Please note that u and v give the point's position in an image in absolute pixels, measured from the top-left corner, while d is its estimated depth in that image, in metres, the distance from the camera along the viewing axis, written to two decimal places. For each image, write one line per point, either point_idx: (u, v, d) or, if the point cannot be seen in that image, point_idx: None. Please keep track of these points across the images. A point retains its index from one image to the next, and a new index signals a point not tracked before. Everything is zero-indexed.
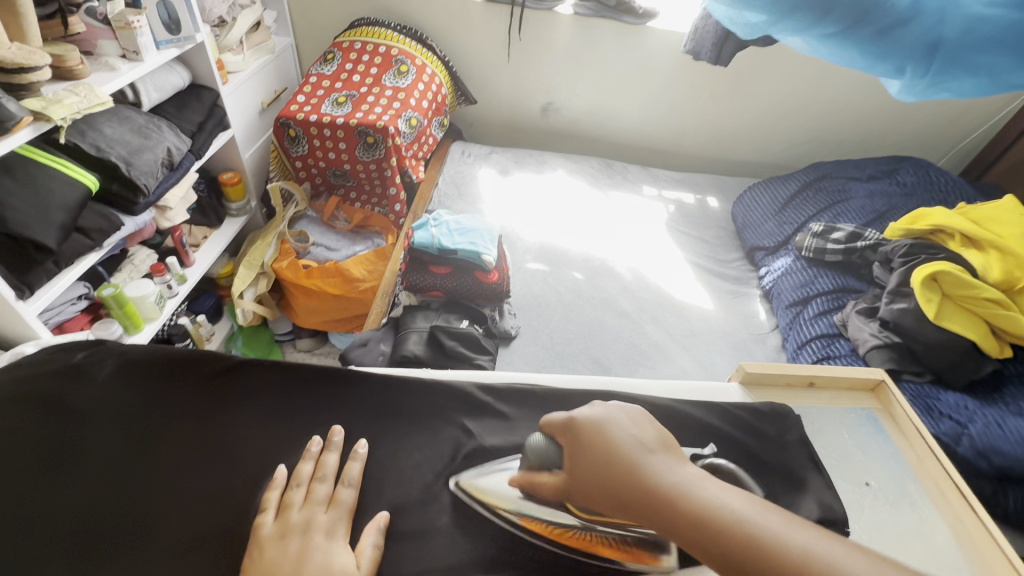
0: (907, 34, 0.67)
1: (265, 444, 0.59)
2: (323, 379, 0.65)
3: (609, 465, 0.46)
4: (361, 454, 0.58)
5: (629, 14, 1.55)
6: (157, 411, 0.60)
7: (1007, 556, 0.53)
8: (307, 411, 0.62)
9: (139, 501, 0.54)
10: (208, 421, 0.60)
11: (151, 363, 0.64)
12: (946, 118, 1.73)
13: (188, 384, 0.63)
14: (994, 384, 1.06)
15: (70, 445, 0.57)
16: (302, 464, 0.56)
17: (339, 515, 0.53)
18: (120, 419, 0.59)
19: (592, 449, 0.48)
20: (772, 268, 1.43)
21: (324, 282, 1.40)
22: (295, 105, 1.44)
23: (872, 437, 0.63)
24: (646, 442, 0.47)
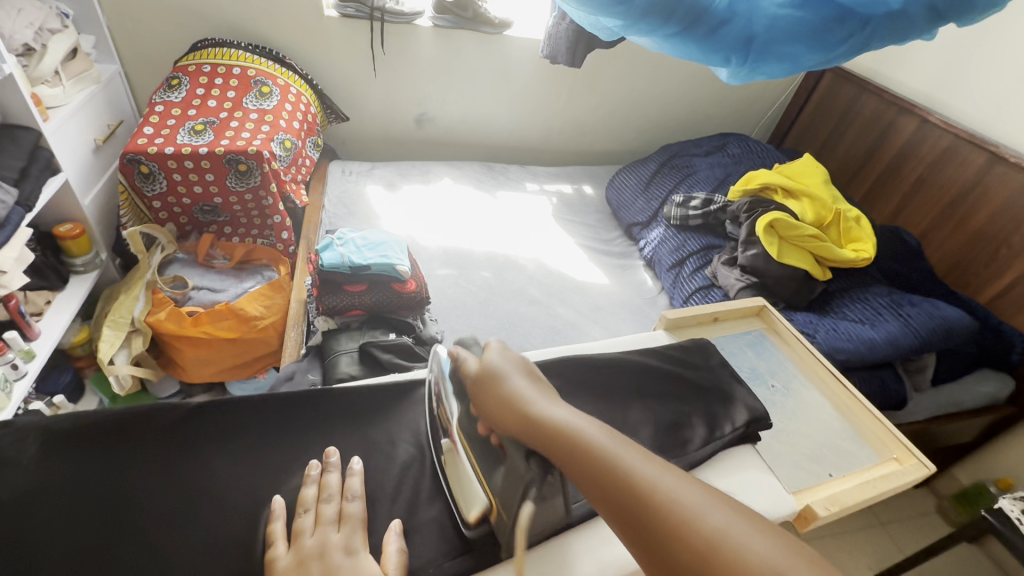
0: (728, 31, 0.84)
1: (254, 478, 0.60)
2: (290, 412, 0.67)
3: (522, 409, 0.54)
4: (357, 468, 0.61)
5: (486, 24, 1.65)
6: (120, 475, 0.58)
7: (871, 412, 0.70)
8: (286, 442, 0.65)
9: (131, 563, 0.52)
10: (183, 471, 0.59)
11: (93, 430, 0.61)
12: (750, 99, 2.12)
13: (145, 443, 0.61)
14: (824, 300, 1.34)
15: (22, 533, 0.53)
16: (306, 489, 0.58)
17: (353, 529, 0.55)
18: (76, 492, 0.56)
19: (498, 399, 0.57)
20: (649, 239, 1.62)
21: (215, 327, 1.27)
22: (142, 138, 1.28)
23: (767, 349, 0.78)
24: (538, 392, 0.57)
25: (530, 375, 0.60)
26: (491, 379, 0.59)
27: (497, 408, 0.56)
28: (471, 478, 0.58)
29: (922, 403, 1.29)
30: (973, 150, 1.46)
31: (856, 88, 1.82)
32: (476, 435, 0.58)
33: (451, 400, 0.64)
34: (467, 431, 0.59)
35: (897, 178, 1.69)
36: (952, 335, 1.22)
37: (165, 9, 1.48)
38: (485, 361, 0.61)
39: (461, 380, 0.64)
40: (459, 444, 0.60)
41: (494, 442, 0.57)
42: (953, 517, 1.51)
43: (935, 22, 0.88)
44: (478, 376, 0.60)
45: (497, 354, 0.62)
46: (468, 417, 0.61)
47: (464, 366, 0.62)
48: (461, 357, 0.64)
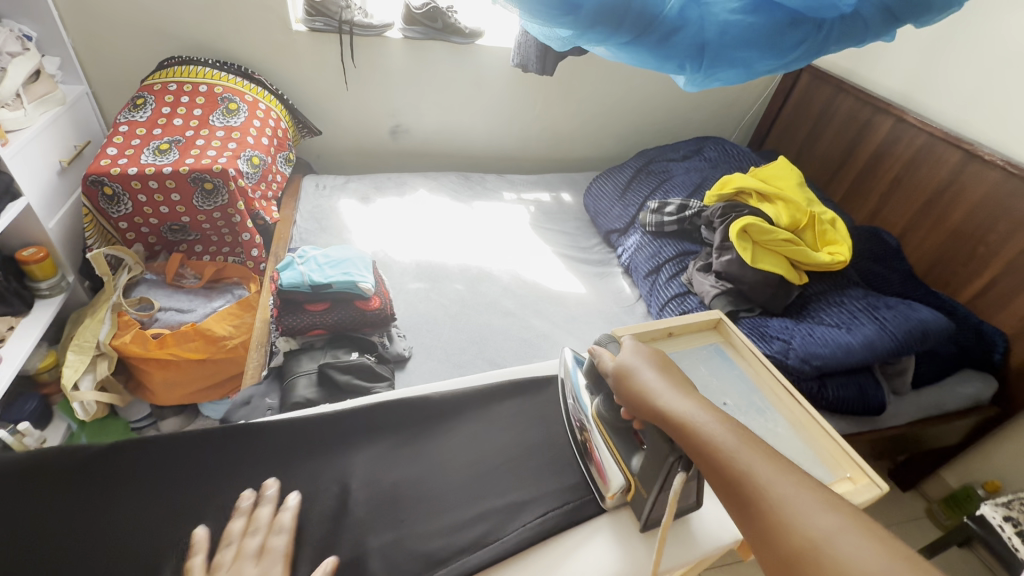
0: (681, 38, 0.83)
1: (187, 510, 0.62)
2: (233, 442, 0.68)
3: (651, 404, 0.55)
4: (291, 503, 0.62)
5: (457, 34, 1.64)
6: (59, 512, 0.60)
7: (826, 428, 0.65)
8: (225, 470, 0.66)
9: None
10: (121, 505, 0.62)
11: (31, 467, 0.63)
12: (729, 101, 2.11)
13: (84, 478, 0.63)
14: (801, 304, 1.32)
15: None
16: (233, 523, 0.60)
17: (273, 561, 0.57)
18: (14, 532, 0.58)
19: (629, 391, 0.58)
20: (626, 246, 1.61)
21: (183, 349, 1.25)
22: (105, 159, 1.27)
23: (721, 365, 0.72)
24: (669, 385, 0.56)
25: (663, 365, 0.59)
26: (624, 372, 0.59)
27: (633, 400, 0.57)
28: (609, 461, 0.64)
29: (902, 407, 1.26)
30: (949, 148, 1.45)
31: (832, 88, 1.81)
32: (616, 423, 0.64)
33: (589, 396, 0.68)
34: (607, 419, 0.64)
35: (875, 178, 1.67)
36: (929, 336, 1.20)
37: (131, 29, 1.47)
38: (619, 356, 0.62)
39: (596, 375, 0.68)
40: (595, 430, 0.66)
41: (637, 430, 0.60)
42: (942, 521, 1.47)
43: (891, 24, 0.87)
44: (615, 369, 0.61)
45: (631, 347, 0.63)
46: (607, 405, 0.65)
47: (601, 362, 0.64)
48: (596, 353, 0.66)
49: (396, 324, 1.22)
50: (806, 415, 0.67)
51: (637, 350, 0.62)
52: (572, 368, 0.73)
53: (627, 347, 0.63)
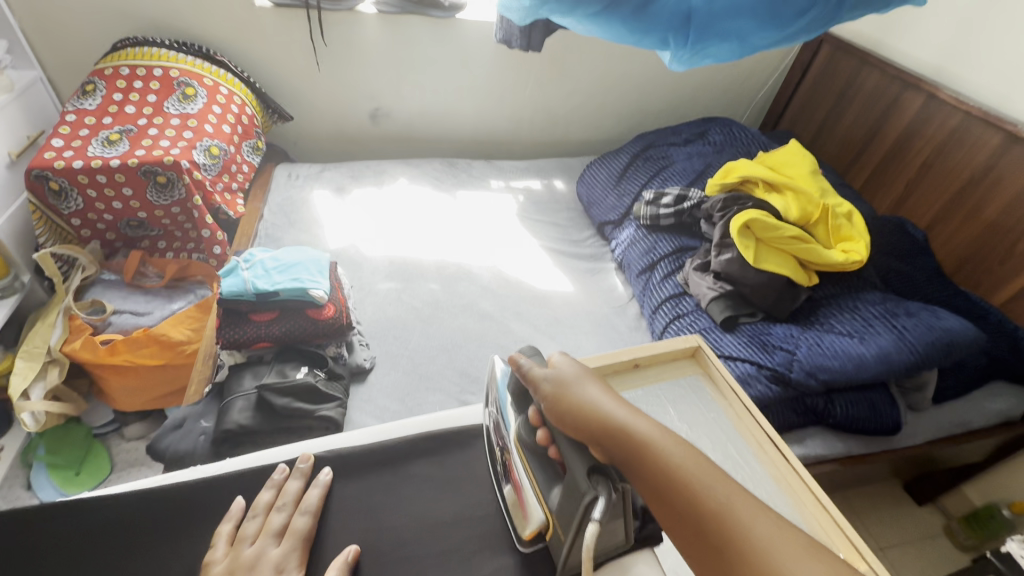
0: (660, 9, 0.70)
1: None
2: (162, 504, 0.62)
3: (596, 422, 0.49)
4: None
5: (435, 8, 1.51)
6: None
7: (814, 491, 0.56)
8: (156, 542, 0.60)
9: None
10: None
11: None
12: (739, 78, 1.93)
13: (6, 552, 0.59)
14: (810, 309, 1.19)
15: None
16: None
17: None
18: None
19: (564, 407, 0.51)
20: (620, 240, 1.48)
21: (136, 355, 1.17)
22: (50, 152, 1.18)
23: (695, 404, 0.65)
24: (615, 402, 0.51)
25: (603, 383, 0.54)
26: (562, 386, 0.53)
27: (569, 418, 0.51)
28: (529, 493, 0.56)
29: (920, 424, 1.14)
30: (987, 129, 1.28)
31: (857, 61, 1.63)
32: (535, 445, 0.55)
33: (513, 416, 0.60)
34: (526, 442, 0.56)
35: (900, 163, 1.50)
36: (955, 349, 1.06)
37: (82, 7, 1.37)
38: (556, 367, 0.55)
39: (523, 390, 0.60)
40: (516, 454, 0.58)
41: (554, 455, 0.53)
42: (963, 542, 1.35)
43: None
44: (553, 382, 0.54)
45: (565, 361, 0.56)
46: (527, 424, 0.57)
47: (533, 373, 0.55)
48: (523, 363, 0.57)
49: (359, 332, 1.12)
50: (791, 471, 0.58)
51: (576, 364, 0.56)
52: (501, 380, 0.63)
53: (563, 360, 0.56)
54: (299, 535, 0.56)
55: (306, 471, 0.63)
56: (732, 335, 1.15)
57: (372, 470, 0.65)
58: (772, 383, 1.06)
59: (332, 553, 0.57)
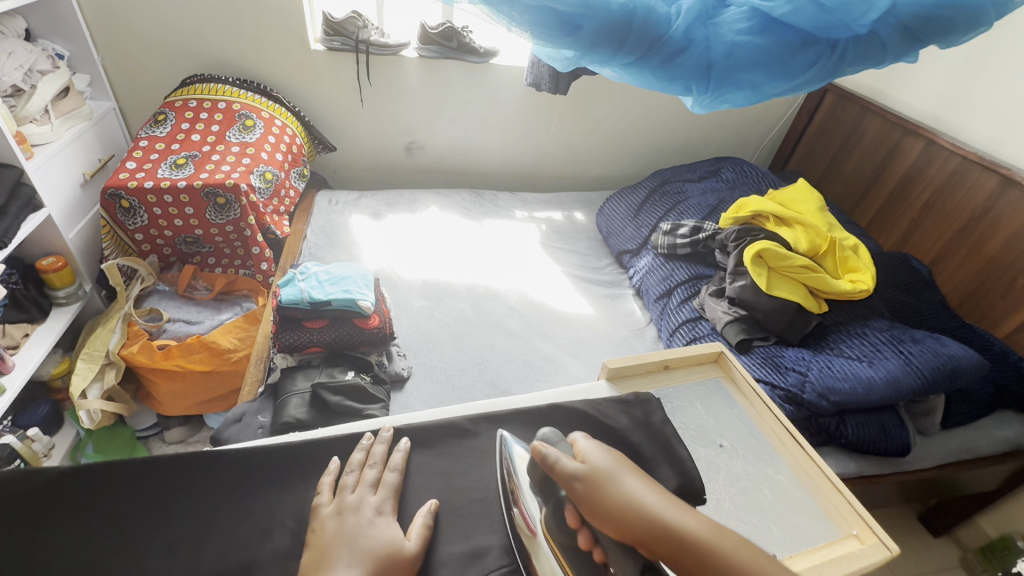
0: (687, 60, 0.81)
1: None
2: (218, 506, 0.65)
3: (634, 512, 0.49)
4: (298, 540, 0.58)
5: (471, 53, 1.65)
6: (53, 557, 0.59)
7: (826, 475, 0.63)
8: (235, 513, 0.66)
9: None
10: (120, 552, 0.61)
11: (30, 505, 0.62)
12: (749, 121, 2.07)
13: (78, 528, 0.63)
14: (820, 334, 1.26)
15: None
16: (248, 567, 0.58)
17: None
18: None
19: (611, 509, 0.50)
20: (638, 267, 1.57)
21: (187, 360, 1.26)
22: (124, 173, 1.29)
23: (719, 403, 0.72)
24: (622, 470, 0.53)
25: (641, 474, 0.53)
26: (602, 482, 0.51)
27: (615, 517, 0.49)
28: None
29: (930, 447, 1.18)
30: (984, 173, 1.37)
31: (859, 108, 1.75)
32: (574, 545, 0.52)
33: (536, 501, 0.57)
34: (562, 540, 0.53)
35: (903, 203, 1.60)
36: (960, 376, 1.12)
37: (157, 47, 1.53)
38: (587, 461, 0.53)
39: (544, 477, 0.57)
40: (540, 539, 0.55)
41: (597, 558, 0.51)
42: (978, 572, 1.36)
43: (913, 44, 0.83)
44: (586, 480, 0.52)
45: (595, 451, 0.55)
46: (562, 522, 0.54)
47: (563, 468, 0.52)
48: (550, 455, 0.54)
49: (397, 343, 1.20)
50: (805, 458, 0.66)
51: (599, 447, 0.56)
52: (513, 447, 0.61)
53: (589, 446, 0.55)
54: (391, 487, 0.61)
55: (388, 438, 0.67)
56: (747, 356, 1.22)
57: (440, 446, 0.69)
58: (787, 403, 1.12)
59: (415, 505, 0.62)
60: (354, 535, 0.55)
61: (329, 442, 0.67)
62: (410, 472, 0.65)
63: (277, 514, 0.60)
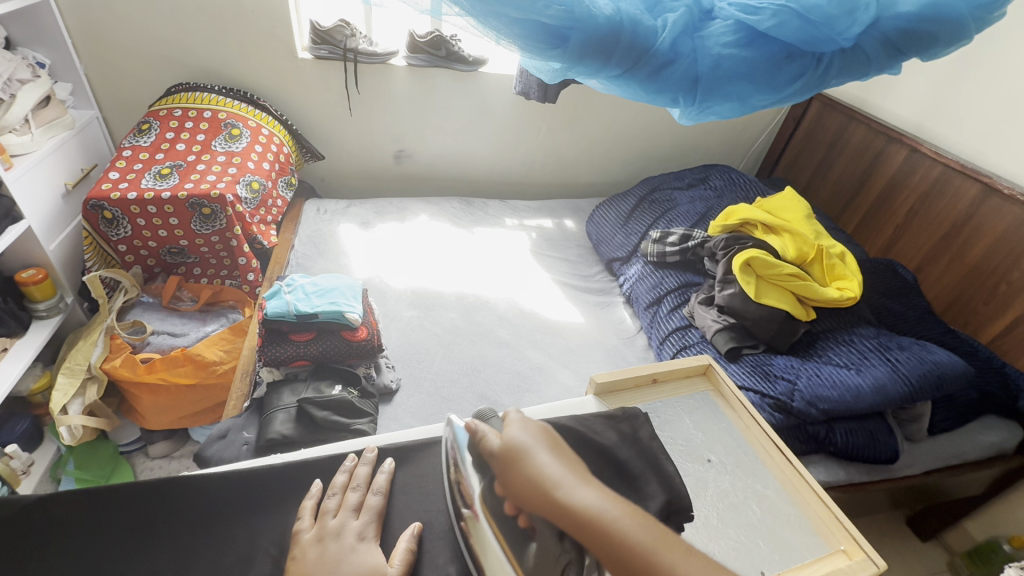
0: (673, 72, 0.82)
1: None
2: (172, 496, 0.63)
3: (542, 482, 0.48)
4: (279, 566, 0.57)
5: (460, 62, 1.65)
6: None
7: (814, 490, 0.63)
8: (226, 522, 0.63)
9: None
10: None
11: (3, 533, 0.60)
12: (737, 129, 2.08)
13: None
14: (808, 341, 1.27)
15: None
16: None
17: None
18: None
19: (523, 476, 0.50)
20: (628, 275, 1.57)
21: (171, 374, 1.23)
22: (107, 183, 1.27)
23: (708, 416, 0.72)
24: (546, 449, 0.53)
25: (555, 451, 0.53)
26: (514, 456, 0.52)
27: (523, 483, 0.49)
28: (500, 555, 0.51)
29: (917, 454, 1.19)
30: (966, 181, 1.39)
31: (844, 116, 1.77)
32: (501, 512, 0.52)
33: (474, 476, 0.57)
34: (491, 506, 0.53)
35: (888, 210, 1.62)
36: (945, 383, 1.13)
37: (142, 55, 1.51)
38: (506, 436, 0.55)
39: (481, 454, 0.58)
40: (480, 516, 0.54)
41: (522, 524, 0.50)
42: None
43: (894, 58, 0.85)
44: (501, 453, 0.53)
45: (518, 427, 0.56)
46: (491, 489, 0.54)
47: (486, 443, 0.55)
48: (479, 430, 0.58)
49: (386, 355, 1.19)
50: (794, 473, 0.66)
51: (529, 427, 0.56)
52: (458, 432, 0.62)
53: (517, 425, 0.56)
54: (375, 510, 0.60)
55: (374, 458, 0.66)
56: (736, 365, 1.22)
57: (427, 464, 0.68)
58: (776, 411, 1.12)
59: (399, 528, 0.61)
60: (337, 562, 0.54)
61: (314, 463, 0.65)
62: (395, 492, 0.64)
63: (259, 539, 0.59)
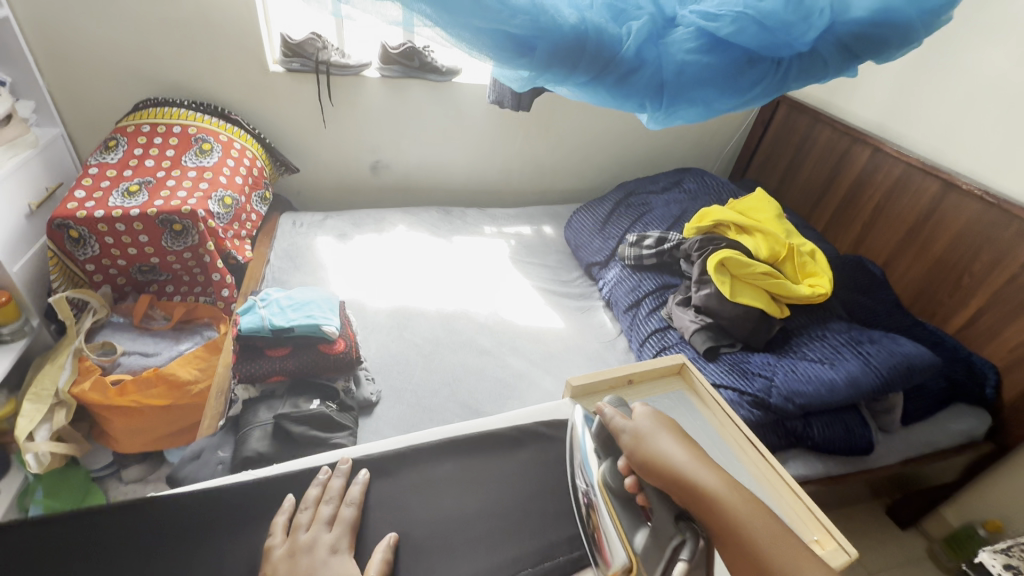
0: (639, 78, 0.83)
1: None
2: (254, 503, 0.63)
3: (671, 468, 0.54)
4: None
5: (433, 72, 1.65)
6: None
7: (787, 482, 0.64)
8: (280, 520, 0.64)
9: None
10: None
11: None
12: (708, 132, 2.13)
13: None
14: (784, 338, 1.29)
15: None
16: None
17: None
18: None
19: (650, 459, 0.56)
20: (607, 279, 1.59)
21: (144, 396, 1.20)
22: (72, 202, 1.24)
23: (683, 415, 0.73)
24: (675, 436, 0.58)
25: (677, 434, 0.58)
26: (642, 436, 0.58)
27: (648, 464, 0.56)
28: (613, 535, 0.56)
29: (892, 444, 1.22)
30: (926, 177, 1.44)
31: (810, 118, 1.82)
32: (623, 492, 0.58)
33: (596, 461, 0.62)
34: (614, 489, 0.58)
35: (855, 208, 1.66)
36: (915, 373, 1.16)
37: (107, 70, 1.48)
38: (635, 420, 0.60)
39: (607, 439, 0.63)
40: (601, 502, 0.59)
41: (641, 502, 0.56)
42: (946, 564, 1.40)
43: (851, 61, 0.88)
44: (631, 433, 0.59)
45: (644, 412, 0.61)
46: (614, 473, 0.60)
47: (614, 424, 0.60)
48: (608, 413, 0.63)
49: (365, 367, 1.17)
50: (767, 466, 0.67)
51: (654, 414, 0.61)
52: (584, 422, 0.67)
53: (645, 413, 0.61)
54: (348, 523, 0.60)
55: (347, 471, 0.65)
56: (714, 363, 1.24)
57: (403, 474, 0.67)
58: (754, 407, 1.14)
59: (373, 540, 0.60)
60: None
61: (287, 478, 0.64)
62: (370, 504, 0.63)
63: (228, 560, 0.58)
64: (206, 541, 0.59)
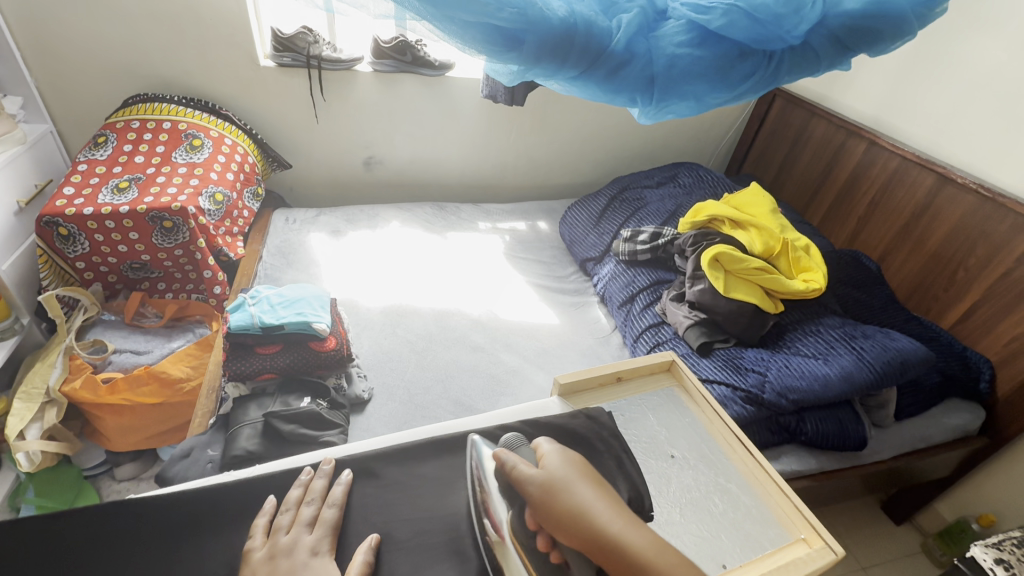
0: (630, 71, 0.82)
1: None
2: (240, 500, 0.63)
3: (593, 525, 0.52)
4: None
5: (426, 66, 1.64)
6: None
7: (775, 480, 0.64)
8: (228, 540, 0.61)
9: None
10: None
11: None
12: (704, 127, 2.12)
13: None
14: (777, 333, 1.29)
15: None
16: None
17: None
18: None
19: (567, 514, 0.53)
20: (601, 275, 1.58)
21: (135, 394, 1.20)
22: (61, 199, 1.23)
23: (673, 412, 0.73)
24: (591, 488, 0.56)
25: (592, 482, 0.56)
26: (556, 489, 0.55)
27: (564, 522, 0.53)
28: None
29: (885, 439, 1.22)
30: (922, 171, 1.43)
31: (806, 112, 1.81)
32: (533, 546, 0.54)
33: (501, 506, 0.57)
34: (522, 539, 0.55)
35: (851, 202, 1.66)
36: (908, 368, 1.16)
37: (96, 65, 1.47)
38: (545, 467, 0.57)
39: (507, 484, 0.58)
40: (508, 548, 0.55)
41: (554, 560, 0.53)
42: (939, 558, 1.40)
43: (844, 54, 0.87)
44: (541, 484, 0.55)
45: (555, 460, 0.58)
46: (520, 521, 0.56)
47: (522, 472, 0.56)
48: (509, 460, 0.58)
49: (356, 364, 1.17)
50: (755, 464, 0.67)
51: (567, 460, 0.58)
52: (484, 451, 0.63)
53: (555, 461, 0.58)
54: (330, 524, 0.60)
55: (333, 470, 0.65)
56: (708, 359, 1.24)
57: (391, 473, 0.66)
58: (748, 403, 1.13)
59: (356, 540, 0.60)
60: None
61: (273, 478, 0.64)
62: (357, 503, 0.63)
63: (213, 559, 0.57)
64: (192, 541, 0.59)
